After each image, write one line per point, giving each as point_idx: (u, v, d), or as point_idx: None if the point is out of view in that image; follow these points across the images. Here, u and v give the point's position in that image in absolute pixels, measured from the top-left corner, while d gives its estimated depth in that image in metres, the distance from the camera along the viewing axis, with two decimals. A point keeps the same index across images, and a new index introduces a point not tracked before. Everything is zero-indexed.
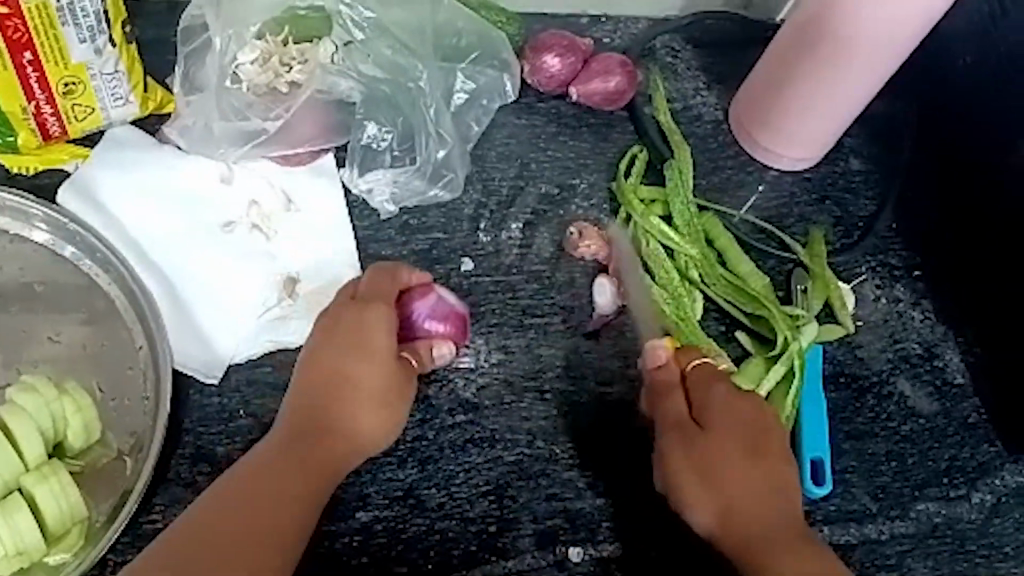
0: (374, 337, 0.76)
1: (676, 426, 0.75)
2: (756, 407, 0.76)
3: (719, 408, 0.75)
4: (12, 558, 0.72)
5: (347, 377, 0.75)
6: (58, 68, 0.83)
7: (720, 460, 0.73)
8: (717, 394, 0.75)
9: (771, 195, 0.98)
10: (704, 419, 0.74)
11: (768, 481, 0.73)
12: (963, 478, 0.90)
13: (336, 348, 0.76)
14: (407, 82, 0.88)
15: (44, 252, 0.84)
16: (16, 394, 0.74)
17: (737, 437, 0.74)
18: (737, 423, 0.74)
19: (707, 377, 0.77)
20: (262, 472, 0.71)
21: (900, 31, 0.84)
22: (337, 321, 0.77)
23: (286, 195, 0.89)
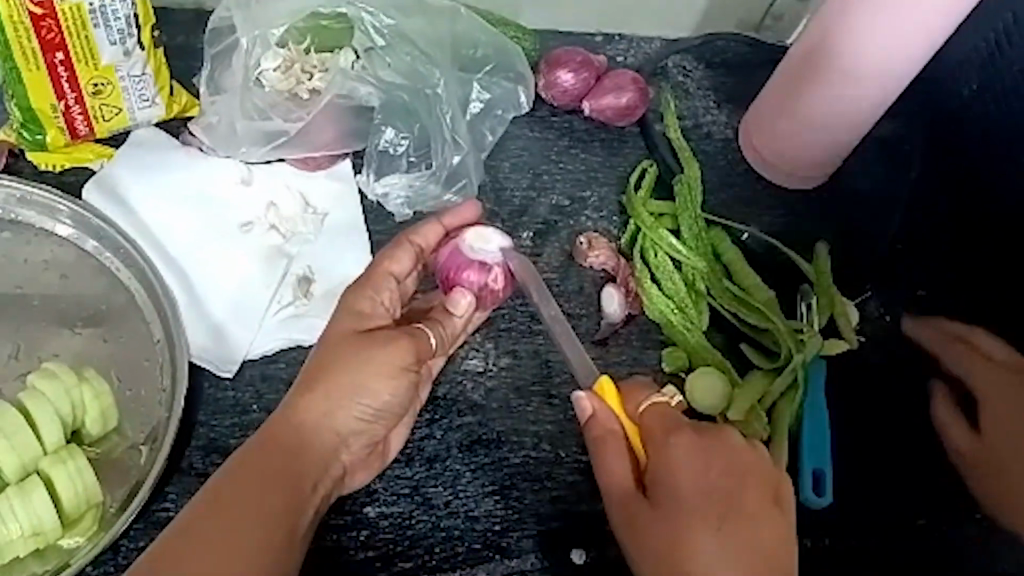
0: (384, 382, 0.73)
1: (630, 494, 0.68)
2: (726, 459, 0.68)
3: (683, 478, 0.67)
4: (28, 539, 0.74)
5: (340, 420, 0.73)
6: (88, 69, 0.86)
7: (698, 543, 0.65)
8: (674, 451, 0.67)
9: (780, 212, 1.00)
10: (667, 492, 0.67)
11: (756, 559, 0.65)
12: (964, 495, 0.90)
13: (334, 387, 0.72)
14: (425, 89, 0.91)
15: (68, 245, 0.86)
16: (36, 379, 0.77)
17: (707, 511, 0.66)
18: (705, 490, 0.67)
19: (668, 425, 0.69)
20: (236, 499, 0.67)
21: (909, 48, 0.86)
22: (337, 361, 0.72)
23: (304, 198, 0.91)
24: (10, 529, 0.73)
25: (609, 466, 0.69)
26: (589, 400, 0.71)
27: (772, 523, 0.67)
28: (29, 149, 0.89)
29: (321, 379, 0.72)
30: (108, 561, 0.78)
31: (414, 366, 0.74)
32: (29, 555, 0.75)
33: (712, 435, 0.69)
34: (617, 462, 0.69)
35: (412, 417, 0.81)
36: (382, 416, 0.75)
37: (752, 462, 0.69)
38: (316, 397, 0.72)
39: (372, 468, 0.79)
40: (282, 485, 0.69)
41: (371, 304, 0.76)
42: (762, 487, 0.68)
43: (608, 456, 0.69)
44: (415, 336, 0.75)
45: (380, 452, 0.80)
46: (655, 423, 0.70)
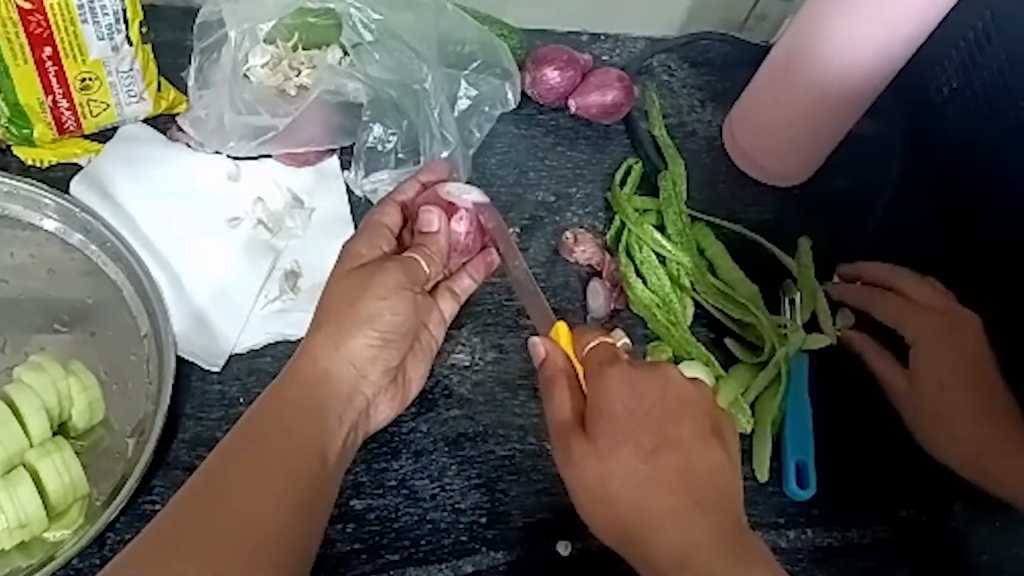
0: (388, 304, 0.76)
1: (570, 427, 0.69)
2: (661, 390, 0.69)
3: (617, 407, 0.68)
4: (14, 531, 0.74)
5: (352, 352, 0.75)
6: (77, 63, 0.86)
7: (632, 473, 0.67)
8: (613, 386, 0.68)
9: (764, 209, 1.00)
10: (599, 421, 0.68)
11: (692, 487, 0.67)
12: (945, 487, 0.91)
13: (342, 324, 0.75)
14: (413, 84, 0.92)
15: (54, 239, 0.87)
16: (24, 371, 0.77)
17: (642, 443, 0.67)
18: (637, 420, 0.68)
19: (605, 362, 0.70)
20: (245, 457, 0.68)
21: (893, 47, 0.87)
22: (337, 295, 0.76)
23: (291, 193, 0.92)
24: None
25: (555, 401, 0.71)
26: (542, 344, 0.73)
27: (705, 457, 0.68)
28: (17, 144, 0.90)
29: (329, 317, 0.75)
30: (95, 553, 0.78)
31: (411, 285, 0.78)
32: (14, 548, 0.76)
33: (649, 371, 0.70)
34: (562, 397, 0.70)
35: (430, 351, 0.83)
36: (393, 341, 0.77)
37: (696, 398, 0.71)
38: (325, 336, 0.75)
39: (394, 402, 0.81)
40: (307, 438, 0.71)
41: (370, 245, 0.79)
42: (696, 421, 0.70)
43: (555, 391, 0.71)
44: (408, 261, 0.79)
45: (401, 382, 0.81)
46: (597, 358, 0.71)
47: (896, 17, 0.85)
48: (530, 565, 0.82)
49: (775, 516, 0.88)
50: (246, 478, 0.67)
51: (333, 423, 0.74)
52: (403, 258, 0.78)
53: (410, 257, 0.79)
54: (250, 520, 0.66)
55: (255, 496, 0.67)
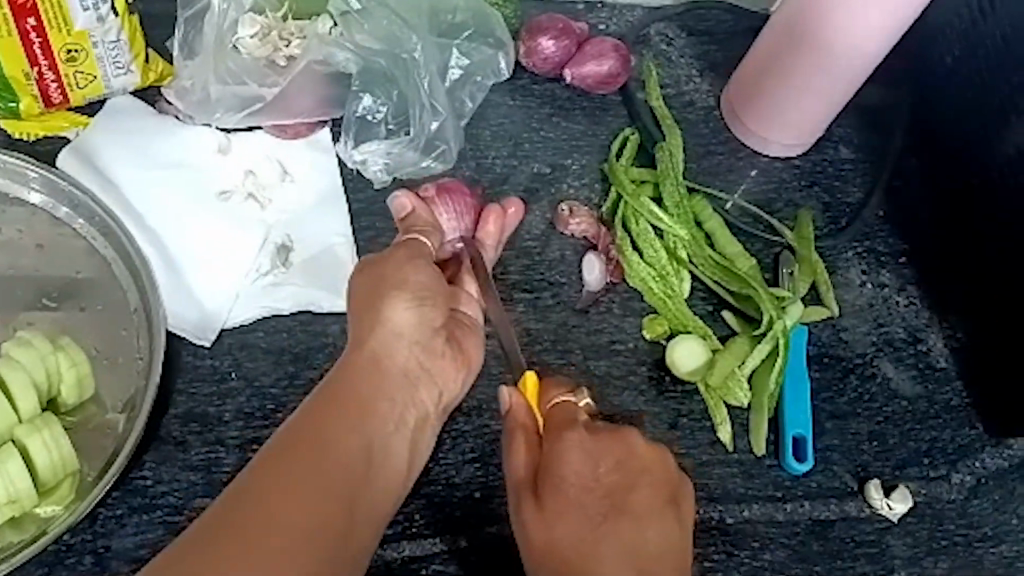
0: (412, 271, 0.76)
1: (525, 485, 0.71)
2: (618, 457, 0.71)
3: (569, 472, 0.69)
4: (4, 507, 0.74)
5: (396, 328, 0.74)
6: (62, 35, 0.85)
7: (580, 540, 0.67)
8: (565, 447, 0.69)
9: (762, 179, 0.98)
10: (550, 486, 0.69)
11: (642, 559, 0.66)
12: (943, 459, 0.90)
13: (379, 301, 0.74)
14: (402, 54, 0.91)
15: (41, 214, 0.86)
16: (11, 347, 0.77)
17: (592, 514, 0.68)
18: (587, 489, 0.69)
19: (563, 424, 0.71)
20: (287, 454, 0.63)
21: (883, 27, 0.85)
22: (367, 286, 0.75)
23: (282, 166, 0.91)
24: None
25: (513, 455, 0.72)
26: (509, 394, 0.73)
27: (657, 530, 0.68)
28: (3, 117, 0.88)
29: (358, 305, 0.75)
30: (87, 529, 0.78)
31: (422, 253, 0.78)
32: (6, 524, 0.75)
33: (607, 434, 0.71)
34: (518, 454, 0.72)
35: (477, 324, 0.80)
36: (429, 302, 0.75)
37: (659, 468, 0.72)
38: (364, 322, 0.74)
39: (461, 371, 0.77)
40: (349, 446, 0.66)
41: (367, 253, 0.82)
42: (653, 489, 0.70)
43: (513, 448, 0.72)
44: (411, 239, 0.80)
45: (462, 359, 0.78)
46: (558, 419, 0.72)
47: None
48: None
49: (772, 489, 0.87)
50: (286, 475, 0.62)
51: (382, 425, 0.70)
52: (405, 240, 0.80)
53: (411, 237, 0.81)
54: (293, 525, 0.59)
55: (296, 501, 0.61)
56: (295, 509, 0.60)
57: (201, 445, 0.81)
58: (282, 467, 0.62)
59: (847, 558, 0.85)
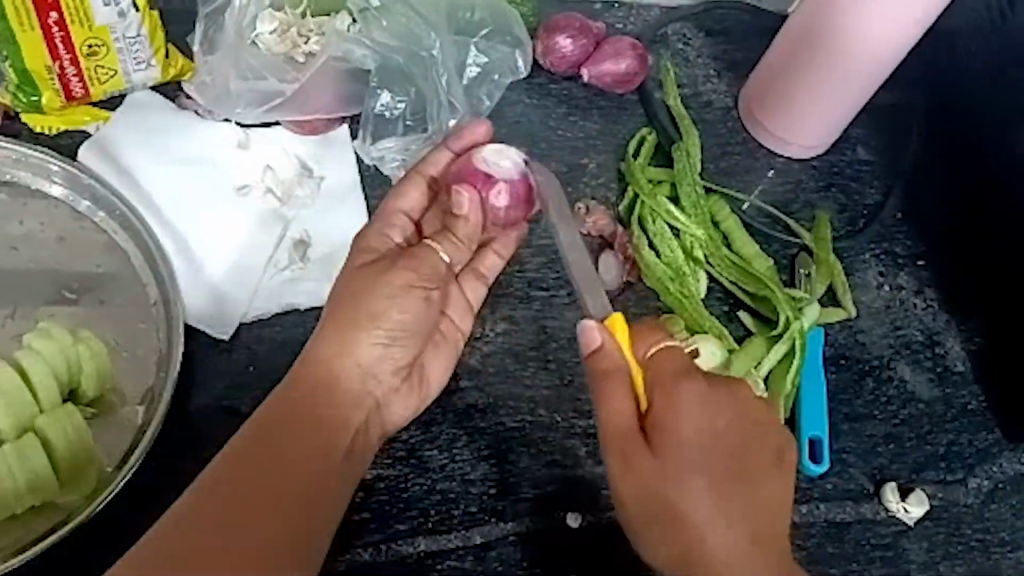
0: (393, 304, 0.70)
1: (629, 433, 0.65)
2: (730, 408, 0.67)
3: (689, 427, 0.65)
4: (24, 496, 0.74)
5: (362, 355, 0.70)
6: (83, 30, 0.85)
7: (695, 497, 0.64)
8: (685, 396, 0.65)
9: (780, 180, 0.98)
10: (671, 439, 0.65)
11: (754, 516, 0.65)
12: (960, 463, 0.89)
13: (345, 327, 0.70)
14: (421, 51, 0.91)
15: (62, 207, 0.86)
16: (33, 338, 0.78)
17: (716, 473, 0.65)
18: (704, 444, 0.65)
19: (678, 370, 0.66)
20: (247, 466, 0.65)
21: (905, 30, 0.85)
22: (344, 306, 0.70)
23: (300, 162, 0.91)
24: (5, 486, 0.74)
25: (613, 406, 0.65)
26: (600, 331, 0.65)
27: (775, 486, 0.66)
28: (24, 112, 0.89)
29: (335, 320, 0.70)
30: (104, 520, 0.78)
31: (424, 283, 0.72)
32: (26, 514, 0.76)
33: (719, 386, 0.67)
34: (621, 401, 0.65)
35: (451, 349, 0.77)
36: (401, 340, 0.72)
37: (763, 420, 0.68)
38: (333, 339, 0.69)
39: (411, 403, 0.75)
40: (308, 444, 0.67)
41: (380, 239, 0.74)
42: (766, 448, 0.67)
43: (611, 390, 0.65)
44: (426, 253, 0.73)
45: (418, 382, 0.76)
46: (663, 365, 0.67)
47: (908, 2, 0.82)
48: (539, 536, 0.82)
49: None
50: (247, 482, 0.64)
51: (338, 427, 0.69)
52: (411, 253, 0.72)
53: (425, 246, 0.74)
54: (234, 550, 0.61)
55: (254, 512, 0.63)
56: (255, 522, 0.63)
57: (217, 438, 0.82)
58: (246, 472, 0.65)
59: (862, 561, 0.85)
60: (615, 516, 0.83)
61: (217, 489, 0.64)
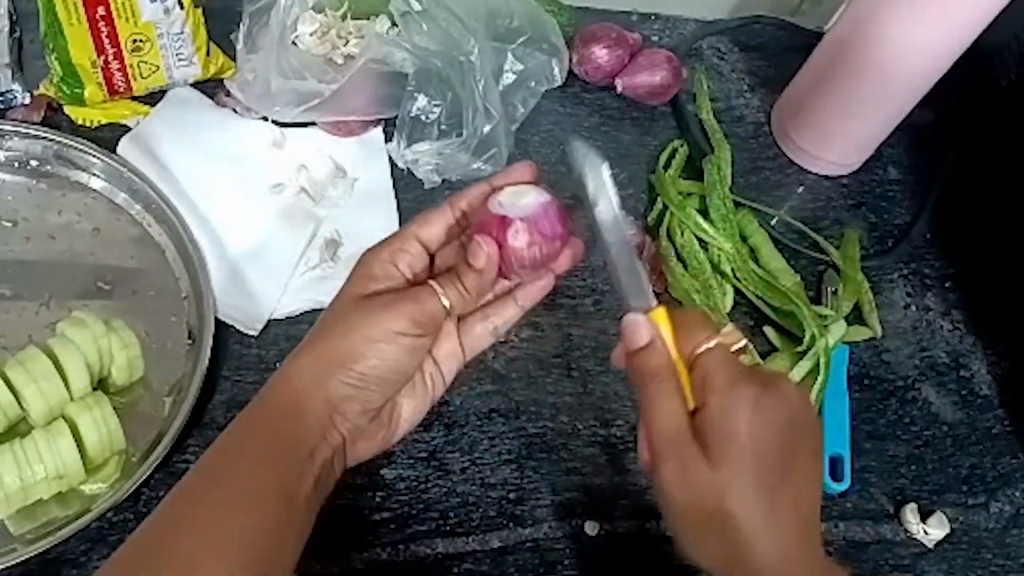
0: (374, 349, 0.69)
1: (680, 442, 0.59)
2: (770, 412, 0.60)
3: (741, 429, 0.59)
4: (52, 482, 0.76)
5: (336, 388, 0.69)
6: (129, 25, 0.87)
7: (742, 506, 0.59)
8: (739, 397, 0.59)
9: (809, 197, 0.98)
10: (722, 443, 0.59)
11: (801, 526, 0.60)
12: (983, 487, 0.89)
13: (327, 356, 0.68)
14: (459, 56, 0.92)
15: (100, 198, 0.88)
16: (66, 326, 0.79)
17: (777, 475, 0.59)
18: (761, 452, 0.59)
19: (729, 379, 0.60)
20: (230, 467, 0.64)
21: (942, 48, 0.85)
22: (326, 338, 0.68)
23: (334, 163, 0.92)
24: (34, 471, 0.75)
25: (655, 406, 0.59)
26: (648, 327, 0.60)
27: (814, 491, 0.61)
28: (67, 103, 0.91)
29: (320, 346, 0.68)
30: (130, 507, 0.80)
31: (415, 331, 0.70)
32: (53, 499, 0.78)
33: (769, 381, 0.61)
34: (669, 403, 0.59)
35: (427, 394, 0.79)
36: (374, 385, 0.71)
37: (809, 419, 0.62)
38: (312, 364, 0.69)
39: (375, 438, 0.77)
40: (273, 471, 0.65)
41: (383, 267, 0.72)
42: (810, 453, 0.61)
43: (660, 394, 0.59)
44: (426, 295, 0.71)
45: (387, 419, 0.78)
46: (716, 369, 0.61)
47: (946, 20, 0.82)
48: (558, 543, 0.82)
49: None
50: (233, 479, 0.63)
51: (301, 458, 0.67)
52: (414, 296, 0.70)
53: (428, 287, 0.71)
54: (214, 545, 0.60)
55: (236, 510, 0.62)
56: (236, 517, 0.62)
57: None
58: (228, 467, 0.64)
59: None
60: (633, 526, 0.83)
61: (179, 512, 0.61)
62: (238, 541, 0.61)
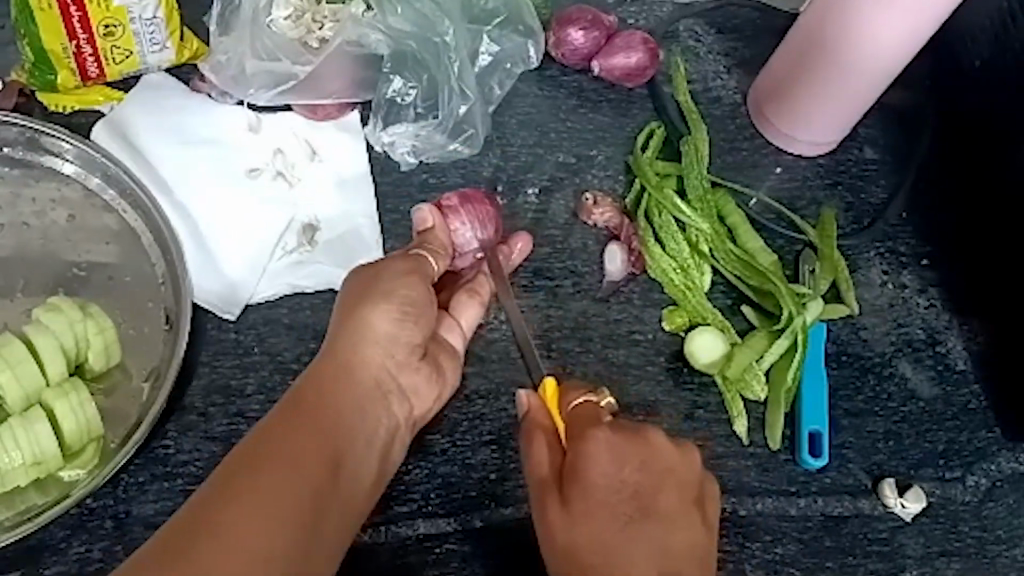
0: (401, 284, 0.73)
1: (548, 485, 0.68)
2: (621, 453, 0.67)
3: (597, 471, 0.67)
4: (30, 468, 0.76)
5: (379, 334, 0.71)
6: (100, 10, 0.87)
7: (597, 540, 0.65)
8: (596, 441, 0.67)
9: (786, 177, 0.99)
10: (579, 482, 0.66)
11: (666, 561, 0.65)
12: (959, 461, 0.90)
13: (360, 305, 0.72)
14: (434, 37, 0.91)
15: (73, 184, 0.87)
16: (41, 313, 0.79)
17: (630, 511, 0.67)
18: (611, 483, 0.67)
19: (588, 426, 0.69)
20: (271, 448, 0.62)
21: (918, 23, 0.84)
22: (350, 307, 0.72)
23: (311, 147, 0.92)
24: (12, 458, 0.75)
25: (534, 457, 0.69)
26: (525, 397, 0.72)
27: (686, 531, 0.67)
28: (39, 89, 0.90)
29: (342, 309, 0.72)
30: (109, 493, 0.79)
31: (421, 268, 0.76)
32: (31, 486, 0.77)
33: (633, 433, 0.69)
34: (540, 452, 0.69)
35: (458, 354, 0.80)
36: (419, 320, 0.73)
37: (686, 463, 0.70)
38: (345, 329, 0.71)
39: (432, 384, 0.76)
40: (317, 453, 0.64)
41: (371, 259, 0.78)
42: (676, 495, 0.69)
43: (534, 445, 0.69)
44: (419, 257, 0.77)
45: (435, 368, 0.77)
46: (580, 420, 0.70)
47: None
48: None
49: (786, 484, 0.87)
50: (273, 461, 0.61)
51: (342, 437, 0.67)
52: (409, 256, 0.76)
53: (418, 254, 0.78)
54: (259, 523, 0.57)
55: (278, 490, 0.60)
56: (275, 493, 0.59)
57: (222, 417, 0.83)
58: (270, 447, 0.62)
59: (858, 555, 0.86)
60: None
61: (226, 497, 0.58)
62: (284, 519, 0.58)
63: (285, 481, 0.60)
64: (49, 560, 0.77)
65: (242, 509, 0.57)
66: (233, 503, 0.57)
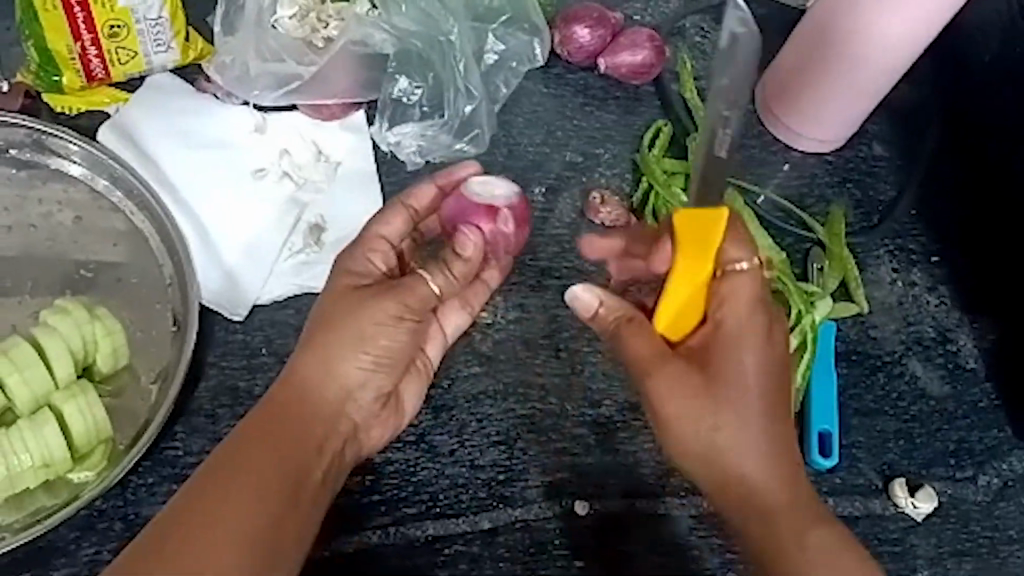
0: (384, 331, 0.68)
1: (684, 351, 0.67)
2: (757, 337, 0.65)
3: (747, 357, 0.65)
4: (39, 471, 0.76)
5: (345, 375, 0.68)
6: (105, 11, 0.87)
7: (719, 416, 0.64)
8: (751, 334, 0.65)
9: (795, 175, 0.98)
10: (720, 358, 0.65)
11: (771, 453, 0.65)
12: (970, 460, 0.89)
13: (333, 344, 0.67)
14: (439, 36, 0.91)
15: (79, 186, 0.87)
16: (50, 316, 0.79)
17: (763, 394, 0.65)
18: (768, 399, 0.65)
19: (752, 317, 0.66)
20: (236, 467, 0.62)
21: (928, 14, 0.84)
22: (329, 334, 0.67)
23: (317, 147, 0.92)
24: (22, 461, 0.75)
25: (641, 333, 0.67)
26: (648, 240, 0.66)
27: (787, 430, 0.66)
28: (45, 91, 0.90)
29: (322, 333, 0.67)
30: (118, 495, 0.79)
31: (412, 313, 0.69)
32: (40, 489, 0.77)
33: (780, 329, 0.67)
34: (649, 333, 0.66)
35: (427, 372, 0.76)
36: (387, 367, 0.70)
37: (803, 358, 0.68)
38: (314, 357, 0.67)
39: (388, 425, 0.73)
40: (285, 471, 0.64)
41: (362, 264, 0.70)
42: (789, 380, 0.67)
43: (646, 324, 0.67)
44: (415, 281, 0.70)
45: (395, 405, 0.74)
46: (738, 291, 0.66)
47: None
48: (548, 523, 0.82)
49: None
50: (237, 480, 0.62)
51: (312, 453, 0.66)
52: (403, 283, 0.69)
53: (413, 277, 0.70)
54: (213, 553, 0.58)
55: (238, 515, 0.61)
56: (234, 517, 0.60)
57: (230, 418, 0.83)
58: (236, 465, 0.63)
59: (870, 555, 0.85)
60: (622, 505, 0.83)
61: (181, 523, 0.59)
62: (240, 545, 0.60)
63: (247, 504, 0.61)
64: (59, 563, 0.77)
65: (196, 540, 0.58)
66: (186, 535, 0.58)
